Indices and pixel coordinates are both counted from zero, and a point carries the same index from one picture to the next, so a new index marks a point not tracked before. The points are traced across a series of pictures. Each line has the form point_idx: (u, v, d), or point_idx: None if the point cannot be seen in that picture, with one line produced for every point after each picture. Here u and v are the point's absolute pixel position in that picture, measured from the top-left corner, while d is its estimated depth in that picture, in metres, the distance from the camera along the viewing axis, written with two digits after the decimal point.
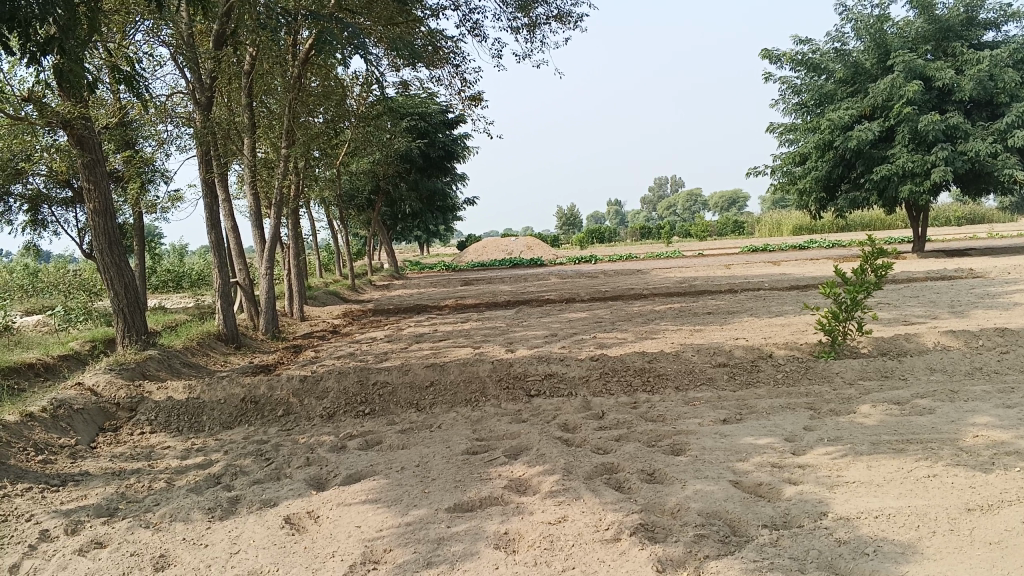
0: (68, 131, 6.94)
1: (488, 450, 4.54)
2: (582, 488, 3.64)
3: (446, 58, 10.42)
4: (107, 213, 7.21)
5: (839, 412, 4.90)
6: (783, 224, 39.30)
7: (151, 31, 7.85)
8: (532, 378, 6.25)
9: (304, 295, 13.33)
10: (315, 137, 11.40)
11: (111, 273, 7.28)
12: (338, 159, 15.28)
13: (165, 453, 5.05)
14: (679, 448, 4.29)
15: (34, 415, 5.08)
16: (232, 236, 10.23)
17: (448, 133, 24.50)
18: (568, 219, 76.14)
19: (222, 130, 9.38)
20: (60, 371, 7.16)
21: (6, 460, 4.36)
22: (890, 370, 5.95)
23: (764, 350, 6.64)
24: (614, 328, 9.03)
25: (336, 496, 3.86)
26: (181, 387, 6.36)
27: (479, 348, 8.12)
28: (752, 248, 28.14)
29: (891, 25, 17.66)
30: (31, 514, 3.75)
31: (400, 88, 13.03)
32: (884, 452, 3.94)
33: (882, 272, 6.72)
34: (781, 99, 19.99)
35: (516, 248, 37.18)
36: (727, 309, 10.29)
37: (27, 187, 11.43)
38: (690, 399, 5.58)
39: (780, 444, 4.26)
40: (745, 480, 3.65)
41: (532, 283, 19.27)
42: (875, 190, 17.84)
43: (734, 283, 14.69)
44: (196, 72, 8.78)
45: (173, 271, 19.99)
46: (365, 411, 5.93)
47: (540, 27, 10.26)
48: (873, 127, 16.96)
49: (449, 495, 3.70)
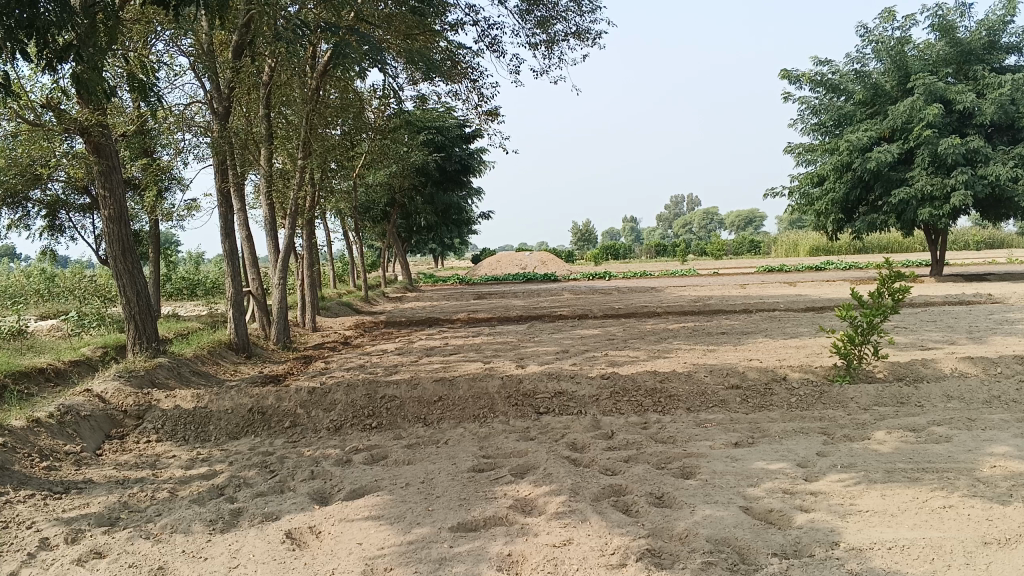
0: (85, 139, 6.96)
1: (494, 468, 4.48)
2: (588, 510, 3.57)
3: (464, 72, 10.45)
4: (121, 221, 7.23)
5: (853, 438, 4.81)
6: (800, 245, 39.12)
7: (172, 41, 7.90)
8: (542, 395, 6.18)
9: (316, 305, 13.33)
10: (332, 149, 11.42)
11: (124, 280, 7.30)
12: (354, 171, 15.33)
13: (170, 463, 5.02)
14: (688, 472, 4.21)
15: (41, 421, 5.06)
16: (246, 245, 10.25)
17: (465, 147, 24.56)
18: (584, 235, 76.09)
19: (239, 140, 9.41)
20: (71, 376, 7.17)
21: (10, 466, 4.35)
22: (907, 397, 5.84)
23: (778, 372, 6.55)
24: (627, 346, 8.96)
25: (339, 511, 3.81)
26: (189, 396, 6.33)
27: (489, 363, 8.07)
28: (768, 268, 27.97)
29: (912, 48, 17.59)
30: (32, 522, 3.72)
31: (417, 101, 13.07)
32: (898, 481, 3.86)
33: (899, 296, 6.60)
34: (799, 120, 19.91)
35: (531, 262, 37.18)
36: (741, 329, 10.21)
37: (45, 193, 11.52)
38: (702, 421, 5.50)
39: (792, 469, 4.17)
40: (756, 507, 3.58)
41: (546, 299, 19.22)
42: (893, 213, 17.69)
43: (750, 303, 14.57)
44: (215, 82, 8.81)
45: (189, 279, 20.07)
46: (373, 425, 5.88)
47: (558, 44, 10.29)
48: (892, 149, 16.86)
49: (452, 514, 3.64)
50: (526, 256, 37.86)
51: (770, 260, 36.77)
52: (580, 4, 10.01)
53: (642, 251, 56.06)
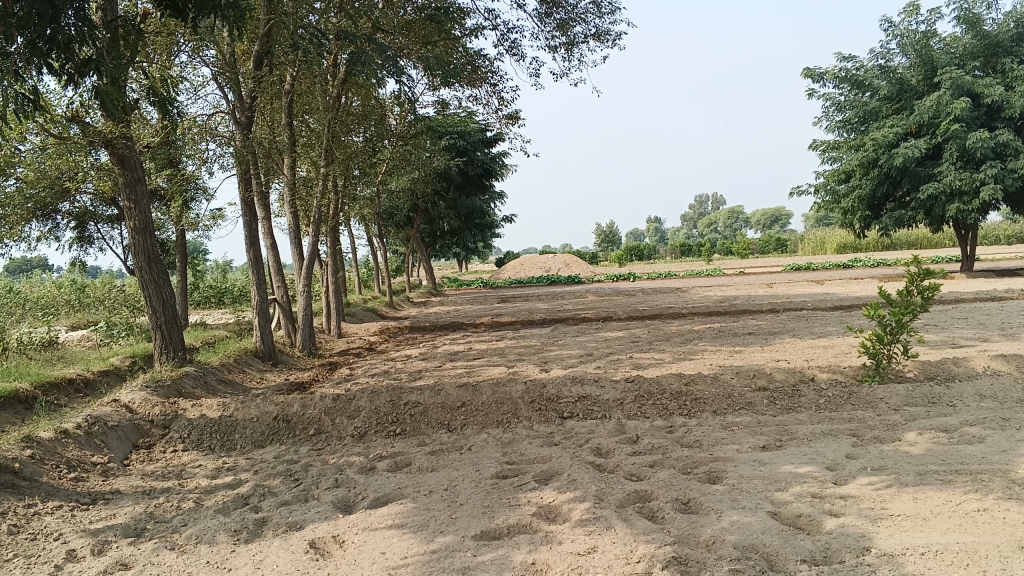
0: (110, 151, 7.03)
1: (518, 474, 4.45)
2: (613, 517, 3.53)
3: (485, 77, 10.46)
4: (147, 232, 7.28)
5: (883, 439, 4.72)
6: (827, 243, 38.76)
7: (194, 53, 7.97)
8: (566, 400, 6.14)
9: (342, 312, 13.39)
10: (354, 156, 11.46)
11: (150, 291, 7.36)
12: (377, 178, 15.41)
13: (196, 472, 5.04)
14: (715, 476, 4.16)
15: (69, 432, 5.11)
16: (270, 253, 10.32)
17: (487, 151, 24.59)
18: (608, 236, 75.95)
19: (263, 149, 9.46)
20: (99, 386, 7.24)
21: (38, 478, 4.39)
22: (938, 396, 5.73)
23: (805, 373, 6.46)
24: (652, 348, 8.89)
25: (363, 520, 3.80)
26: (215, 404, 6.37)
27: (513, 367, 8.04)
28: (796, 266, 27.68)
29: (938, 41, 17.35)
30: (60, 533, 3.75)
31: (438, 106, 13.09)
32: (930, 484, 3.77)
33: (929, 294, 6.48)
34: (824, 117, 19.70)
35: (555, 265, 37.11)
36: (768, 329, 10.11)
37: (74, 205, 11.68)
38: (728, 424, 5.43)
39: (820, 473, 4.10)
40: (784, 512, 3.51)
41: (570, 301, 19.18)
42: (921, 209, 17.42)
43: (777, 302, 14.43)
44: (237, 91, 8.87)
45: (216, 287, 20.25)
46: (397, 431, 5.88)
47: (578, 46, 10.25)
48: (919, 144, 16.62)
49: (476, 522, 3.61)
50: (550, 259, 37.81)
51: (798, 258, 36.46)
52: (600, 6, 9.97)
53: (666, 252, 55.82)
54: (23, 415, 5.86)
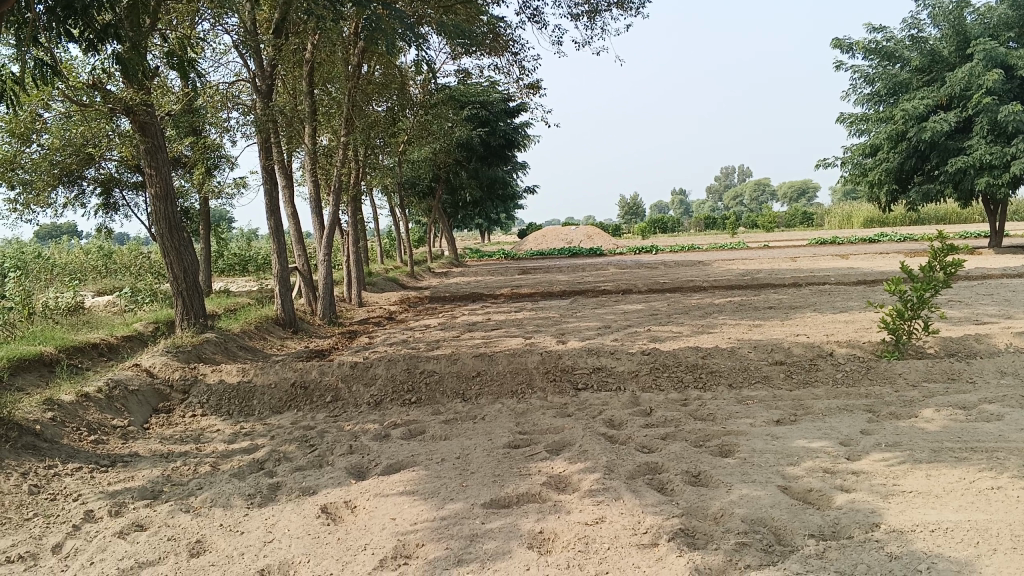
0: (131, 118, 7.05)
1: (530, 444, 4.47)
2: (622, 489, 3.53)
3: (506, 45, 10.32)
4: (168, 199, 7.32)
5: (899, 416, 4.68)
6: (854, 216, 38.41)
7: (216, 21, 7.96)
8: (580, 371, 6.15)
9: (362, 281, 13.43)
10: (375, 125, 11.44)
11: (172, 258, 7.42)
12: (397, 147, 15.37)
13: (214, 437, 5.12)
14: (727, 449, 4.15)
15: (90, 395, 5.20)
16: (291, 222, 10.35)
17: (509, 121, 24.42)
18: (631, 209, 75.58)
19: (285, 118, 9.43)
20: (122, 351, 7.34)
21: (58, 440, 4.48)
22: (957, 373, 5.67)
23: (824, 347, 6.40)
24: (670, 322, 8.87)
25: (374, 486, 3.84)
26: (234, 370, 6.43)
27: (530, 338, 8.07)
28: (821, 241, 27.36)
29: (972, 11, 16.96)
30: (79, 494, 3.83)
31: (460, 75, 13.00)
32: (944, 461, 3.74)
33: (952, 270, 6.40)
34: (852, 89, 19.32)
35: (577, 237, 36.98)
36: (788, 303, 10.04)
37: (99, 171, 11.77)
38: (744, 398, 5.41)
39: (834, 448, 4.08)
40: (795, 486, 3.50)
41: (590, 273, 19.17)
42: (949, 183, 17.13)
43: (799, 276, 14.29)
44: (258, 59, 8.87)
45: (240, 255, 20.42)
46: (412, 400, 5.92)
47: (601, 14, 10.11)
48: (950, 118, 16.30)
49: (486, 491, 3.63)
50: (572, 231, 37.68)
51: (823, 232, 36.08)
52: None
53: (690, 224, 55.48)
54: (47, 378, 5.98)
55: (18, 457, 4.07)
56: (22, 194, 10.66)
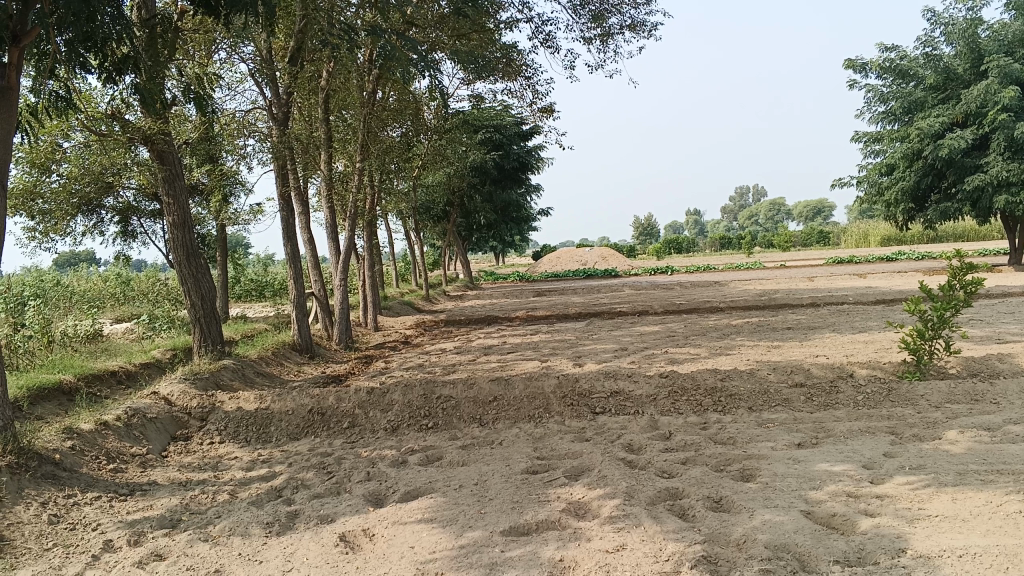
0: (150, 147, 7.14)
1: (548, 470, 4.43)
2: (643, 515, 3.50)
3: (519, 70, 10.39)
4: (185, 227, 7.39)
5: (923, 437, 4.62)
6: (871, 235, 38.20)
7: (232, 50, 8.06)
8: (597, 395, 6.12)
9: (378, 305, 13.46)
10: (390, 151, 11.51)
11: (189, 285, 7.47)
12: (412, 173, 15.47)
13: (232, 464, 5.12)
14: (749, 474, 4.10)
15: (108, 423, 5.22)
16: (307, 247, 10.41)
17: (523, 144, 24.56)
18: (644, 229, 75.59)
19: (302, 145, 9.51)
20: (141, 379, 7.37)
21: (78, 469, 4.50)
22: (981, 394, 5.59)
23: (844, 369, 6.34)
24: (688, 343, 8.82)
25: (393, 514, 3.82)
26: (252, 397, 6.44)
27: (546, 361, 8.04)
28: (837, 260, 27.22)
29: (986, 29, 16.94)
30: (98, 523, 3.83)
31: (473, 100, 13.11)
32: (971, 484, 3.67)
33: (973, 289, 6.33)
34: (867, 108, 19.28)
35: (591, 258, 36.88)
36: (807, 324, 9.96)
37: (118, 200, 11.92)
38: (764, 421, 5.36)
39: (857, 471, 4.03)
40: (818, 511, 3.45)
41: (605, 295, 19.13)
42: (967, 201, 17.02)
43: (817, 296, 14.20)
44: (274, 87, 8.97)
45: (257, 281, 20.55)
46: (429, 425, 5.90)
47: (614, 37, 10.16)
48: (966, 135, 16.24)
49: (505, 517, 3.60)
50: (587, 252, 37.68)
51: (840, 252, 35.90)
52: None
53: (705, 245, 55.36)
54: (66, 407, 6.00)
55: (38, 486, 4.08)
56: (41, 224, 10.78)
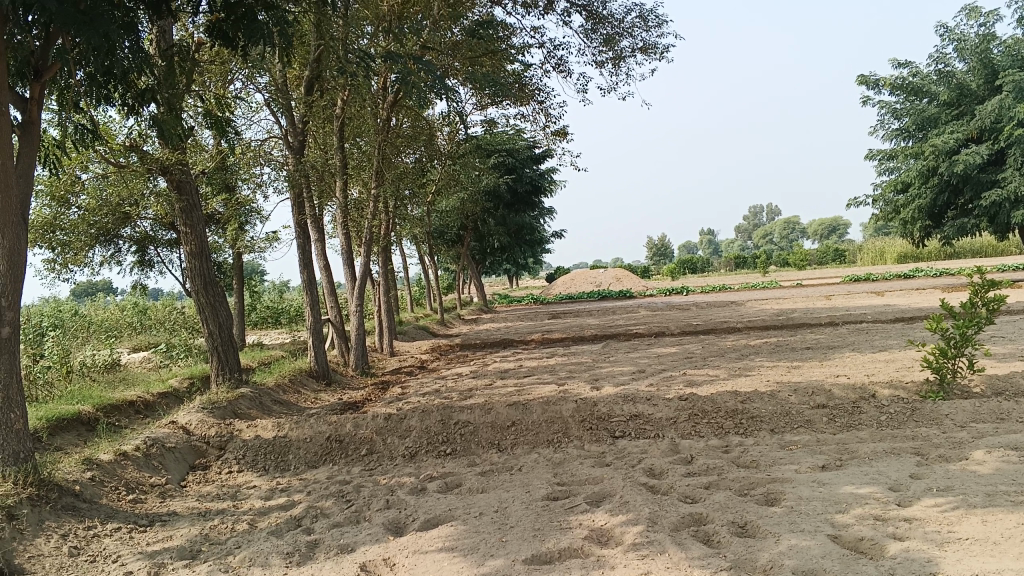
0: (168, 177, 7.21)
1: (569, 496, 4.39)
2: (667, 541, 3.45)
3: (531, 95, 10.47)
4: (202, 255, 7.43)
5: (949, 458, 4.54)
6: (887, 253, 38.05)
7: (248, 80, 8.16)
8: (617, 419, 6.07)
9: (394, 330, 13.46)
10: (404, 176, 11.55)
11: (207, 313, 7.49)
12: (427, 198, 15.57)
13: (251, 493, 5.10)
14: (773, 498, 4.04)
15: (127, 454, 5.22)
16: (323, 273, 10.44)
17: (535, 168, 24.72)
18: (658, 250, 75.62)
19: (317, 173, 9.57)
20: (159, 408, 7.38)
21: (97, 500, 4.50)
22: (1007, 413, 5.50)
23: (866, 390, 6.26)
24: (706, 365, 8.75)
25: (413, 542, 3.78)
26: (270, 425, 6.44)
27: (564, 385, 7.99)
28: (854, 278, 27.04)
29: (998, 45, 16.94)
30: (117, 555, 3.82)
31: (485, 125, 13.20)
32: (1001, 505, 3.60)
33: (995, 307, 6.26)
34: (880, 125, 19.25)
35: (605, 280, 36.86)
36: (827, 343, 9.87)
37: (136, 230, 12.02)
38: (787, 443, 5.29)
39: (884, 494, 3.96)
40: (845, 535, 3.39)
41: (621, 316, 19.07)
42: (984, 217, 16.88)
43: (836, 315, 14.09)
44: (290, 116, 9.05)
45: (272, 308, 20.62)
46: (447, 451, 5.87)
47: (625, 61, 10.21)
48: (981, 150, 16.16)
49: (526, 545, 3.56)
50: (600, 274, 37.64)
51: (857, 269, 35.74)
52: (648, 19, 9.93)
53: (719, 266, 55.23)
54: (86, 437, 6.02)
55: (58, 518, 4.08)
56: (60, 255, 10.86)
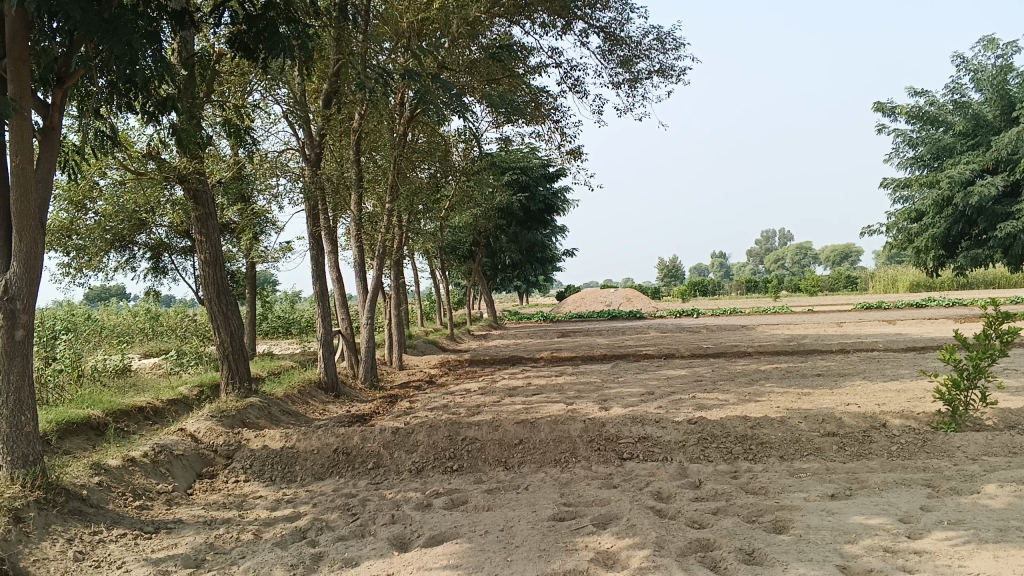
0: (185, 185, 7.26)
1: (575, 517, 4.37)
2: (674, 566, 3.42)
3: (547, 113, 10.52)
4: (217, 264, 7.46)
5: (960, 491, 4.50)
6: (900, 281, 37.93)
7: (268, 92, 8.24)
8: (625, 440, 6.04)
9: (404, 343, 13.46)
10: (418, 191, 11.58)
11: (219, 321, 7.51)
12: (440, 213, 15.63)
13: (257, 503, 5.10)
14: (781, 526, 4.00)
15: (135, 460, 5.24)
16: (335, 285, 10.47)
17: (549, 186, 24.76)
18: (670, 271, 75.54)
19: (332, 184, 9.63)
20: (168, 415, 7.39)
21: (104, 505, 4.50)
22: (1019, 446, 5.45)
23: (877, 419, 6.22)
24: (716, 388, 8.72)
25: (417, 559, 3.76)
26: (277, 435, 6.43)
27: (572, 404, 7.97)
28: (866, 305, 26.90)
29: (1015, 76, 16.94)
30: (122, 562, 3.81)
31: (501, 143, 13.26)
32: (1013, 541, 3.56)
33: (1008, 339, 6.22)
34: (895, 152, 19.20)
35: (616, 300, 36.81)
36: (837, 370, 9.81)
37: (151, 236, 12.10)
38: (796, 470, 5.25)
39: (893, 525, 3.92)
40: (854, 565, 3.36)
41: (630, 337, 19.00)
42: (999, 248, 16.80)
43: (847, 342, 14.01)
44: (308, 129, 9.11)
45: (283, 318, 20.63)
46: (453, 467, 5.86)
47: (642, 83, 10.26)
48: (997, 182, 16.11)
49: (531, 566, 3.54)
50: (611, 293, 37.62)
51: (869, 297, 35.65)
52: (665, 42, 9.99)
53: (731, 289, 55.10)
54: (94, 442, 6.04)
55: (65, 522, 4.09)
56: (76, 259, 10.94)
